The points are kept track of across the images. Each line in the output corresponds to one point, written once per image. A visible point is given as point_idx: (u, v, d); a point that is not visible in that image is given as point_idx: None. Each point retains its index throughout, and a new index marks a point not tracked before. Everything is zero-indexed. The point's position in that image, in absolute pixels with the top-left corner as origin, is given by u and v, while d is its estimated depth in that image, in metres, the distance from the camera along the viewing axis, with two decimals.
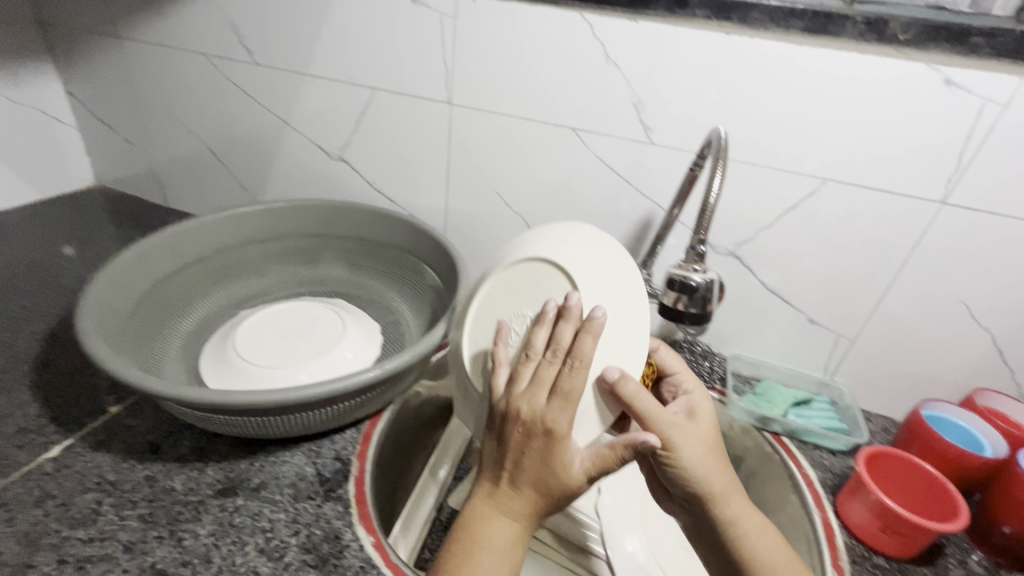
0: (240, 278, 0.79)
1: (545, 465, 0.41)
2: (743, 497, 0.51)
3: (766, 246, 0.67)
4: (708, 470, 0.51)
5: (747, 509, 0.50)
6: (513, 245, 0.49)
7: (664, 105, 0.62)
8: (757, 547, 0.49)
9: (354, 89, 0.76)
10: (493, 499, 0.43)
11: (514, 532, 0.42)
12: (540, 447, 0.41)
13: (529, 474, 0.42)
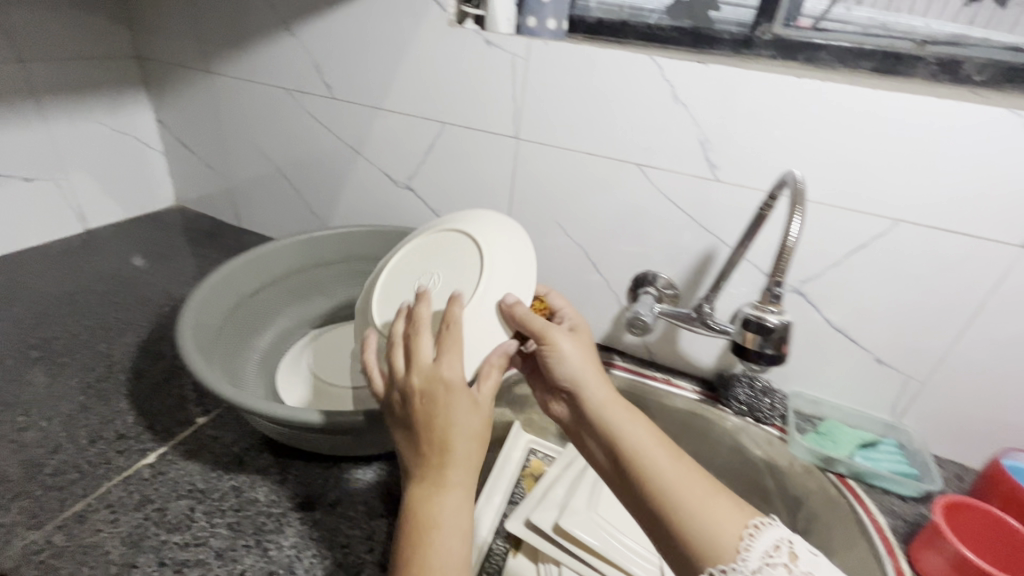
0: (312, 298, 0.83)
1: (449, 423, 0.45)
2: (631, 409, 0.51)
3: (833, 284, 0.66)
4: (596, 385, 0.52)
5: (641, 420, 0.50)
6: (433, 236, 0.60)
7: (730, 144, 0.64)
8: (657, 449, 0.47)
9: (425, 122, 0.80)
10: (423, 480, 0.44)
11: (452, 508, 0.44)
12: (426, 408, 0.45)
13: (443, 441, 0.44)
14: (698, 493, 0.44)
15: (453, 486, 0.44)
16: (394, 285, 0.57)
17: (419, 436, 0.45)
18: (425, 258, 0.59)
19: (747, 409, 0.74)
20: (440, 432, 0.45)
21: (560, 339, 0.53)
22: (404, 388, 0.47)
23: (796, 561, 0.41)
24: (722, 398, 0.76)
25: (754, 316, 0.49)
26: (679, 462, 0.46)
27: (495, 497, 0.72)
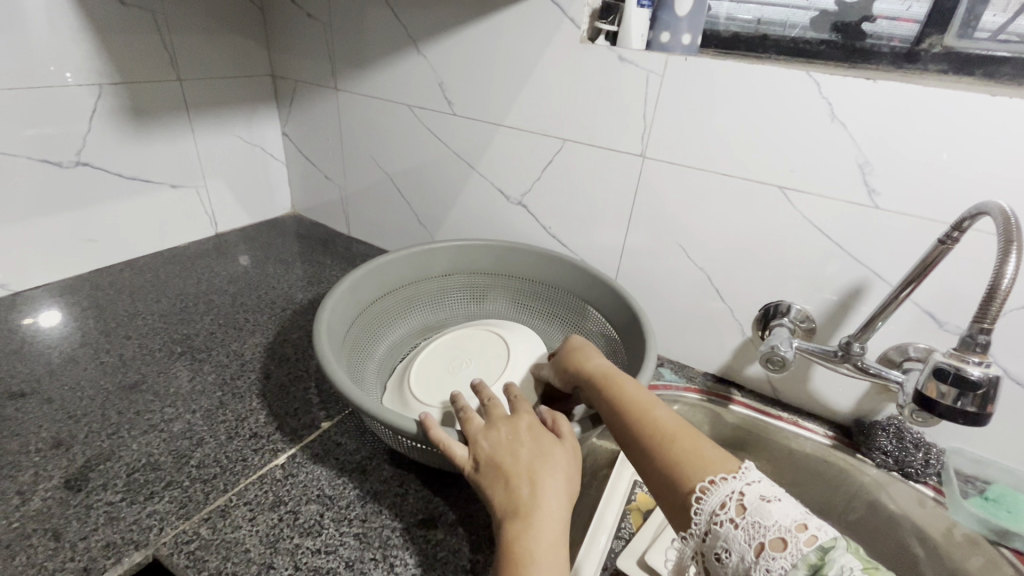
0: (422, 309, 0.86)
1: (540, 458, 0.47)
2: (623, 375, 0.54)
3: (1016, 331, 0.58)
4: (595, 365, 0.57)
5: (632, 383, 0.53)
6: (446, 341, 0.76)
7: (896, 168, 0.58)
8: (635, 407, 0.49)
9: (545, 139, 0.80)
10: (517, 511, 0.44)
11: (551, 541, 0.43)
12: (512, 444, 0.49)
13: (525, 471, 0.46)
14: (665, 440, 0.46)
15: (548, 520, 0.44)
16: (433, 372, 0.70)
17: (509, 471, 0.47)
18: (448, 350, 0.74)
19: (893, 461, 0.65)
20: (526, 462, 0.47)
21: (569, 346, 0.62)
22: (480, 435, 0.50)
23: (745, 513, 0.39)
24: (862, 447, 0.68)
25: (950, 365, 0.44)
26: (651, 414, 0.48)
27: (600, 538, 0.69)
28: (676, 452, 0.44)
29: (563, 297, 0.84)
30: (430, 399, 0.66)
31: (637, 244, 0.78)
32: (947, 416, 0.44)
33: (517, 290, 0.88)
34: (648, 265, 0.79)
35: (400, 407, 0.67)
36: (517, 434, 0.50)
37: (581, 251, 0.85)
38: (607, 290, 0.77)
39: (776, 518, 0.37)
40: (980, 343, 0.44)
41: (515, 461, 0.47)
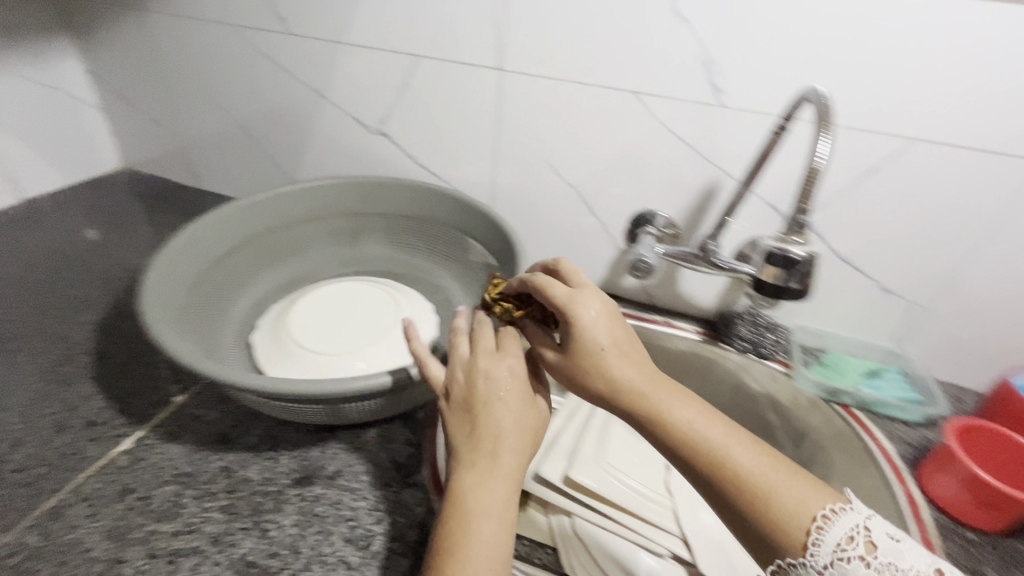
0: (286, 260, 0.78)
1: (505, 408, 0.43)
2: (675, 397, 0.42)
3: (842, 213, 0.63)
4: (624, 375, 0.43)
5: (685, 410, 0.41)
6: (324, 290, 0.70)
7: (737, 64, 0.58)
8: (705, 452, 0.39)
9: (395, 57, 0.72)
10: (465, 471, 0.41)
11: (496, 499, 0.40)
12: (484, 400, 0.43)
13: (491, 434, 0.42)
14: (750, 497, 0.38)
15: (499, 483, 0.40)
16: (306, 319, 0.65)
17: (475, 426, 0.43)
18: (336, 295, 0.69)
19: (749, 345, 0.72)
20: (495, 420, 0.43)
21: (581, 312, 0.44)
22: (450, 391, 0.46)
23: (875, 551, 0.35)
24: (724, 335, 0.74)
25: (778, 249, 0.45)
26: (739, 460, 0.39)
27: None
28: (771, 516, 0.37)
29: (439, 230, 0.80)
30: (312, 344, 0.61)
31: (507, 166, 0.76)
32: (782, 295, 0.47)
33: (391, 227, 0.83)
34: (521, 187, 0.76)
35: (275, 349, 0.62)
36: (501, 389, 0.44)
37: (453, 178, 0.80)
38: (481, 216, 0.74)
39: (913, 562, 0.34)
40: (801, 223, 0.45)
41: (483, 419, 0.43)
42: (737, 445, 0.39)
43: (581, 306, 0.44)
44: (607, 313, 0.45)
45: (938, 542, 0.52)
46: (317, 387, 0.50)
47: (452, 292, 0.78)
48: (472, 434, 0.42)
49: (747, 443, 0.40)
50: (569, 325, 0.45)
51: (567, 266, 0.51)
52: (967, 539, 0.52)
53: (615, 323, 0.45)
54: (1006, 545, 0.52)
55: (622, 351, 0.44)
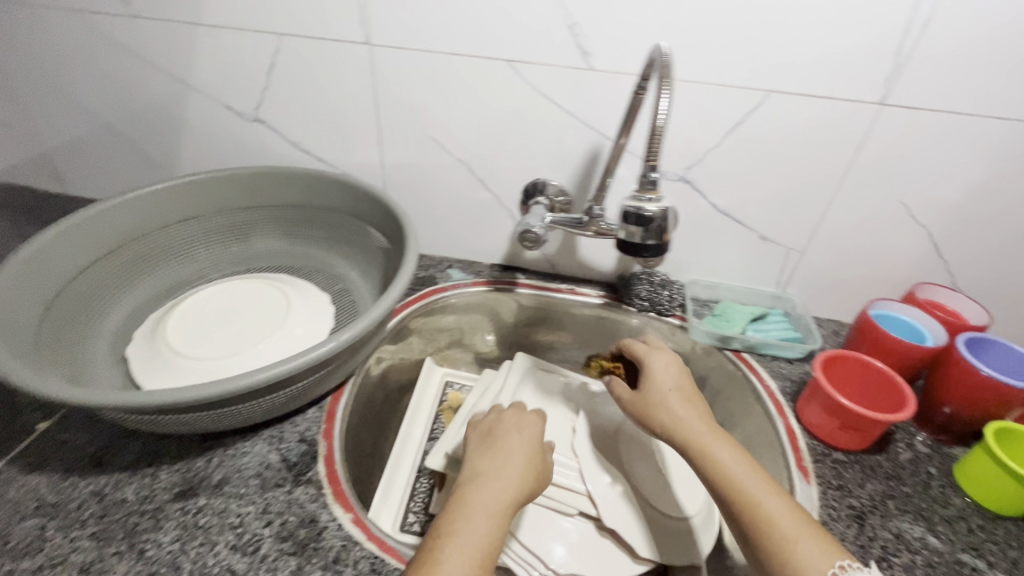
0: (166, 264, 0.73)
1: (515, 446, 0.53)
2: (719, 439, 0.49)
3: (716, 167, 0.65)
4: (671, 413, 0.53)
5: (725, 451, 0.48)
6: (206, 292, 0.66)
7: (600, 26, 0.58)
8: (726, 478, 0.46)
9: (257, 37, 0.67)
10: (489, 470, 0.49)
11: (498, 491, 0.47)
12: (518, 432, 0.55)
13: (501, 457, 0.51)
14: (752, 515, 0.44)
15: (508, 475, 0.49)
16: (185, 325, 0.61)
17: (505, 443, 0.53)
18: (218, 296, 0.66)
19: (649, 304, 0.75)
20: (522, 440, 0.54)
21: (654, 363, 0.58)
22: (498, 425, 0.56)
23: None
24: (624, 297, 0.76)
25: (632, 207, 0.46)
26: (763, 500, 0.44)
27: (413, 432, 0.73)
28: (764, 531, 0.43)
29: (332, 218, 0.77)
30: (190, 352, 0.58)
31: (394, 146, 0.73)
32: (645, 254, 0.48)
33: (282, 219, 0.79)
34: (411, 165, 0.74)
35: (151, 359, 0.58)
36: (521, 430, 0.55)
37: (341, 164, 0.77)
38: (370, 199, 0.71)
39: None
40: (651, 179, 0.47)
41: (518, 438, 0.54)
42: (758, 477, 0.46)
43: (657, 359, 0.58)
44: (678, 366, 0.58)
45: (811, 467, 0.56)
46: (170, 396, 0.47)
47: (351, 281, 0.76)
48: (502, 449, 0.52)
49: (763, 476, 0.46)
50: (662, 380, 0.56)
51: (655, 341, 0.63)
52: (836, 461, 0.57)
53: (683, 379, 0.56)
54: (869, 461, 0.57)
55: (692, 403, 0.54)
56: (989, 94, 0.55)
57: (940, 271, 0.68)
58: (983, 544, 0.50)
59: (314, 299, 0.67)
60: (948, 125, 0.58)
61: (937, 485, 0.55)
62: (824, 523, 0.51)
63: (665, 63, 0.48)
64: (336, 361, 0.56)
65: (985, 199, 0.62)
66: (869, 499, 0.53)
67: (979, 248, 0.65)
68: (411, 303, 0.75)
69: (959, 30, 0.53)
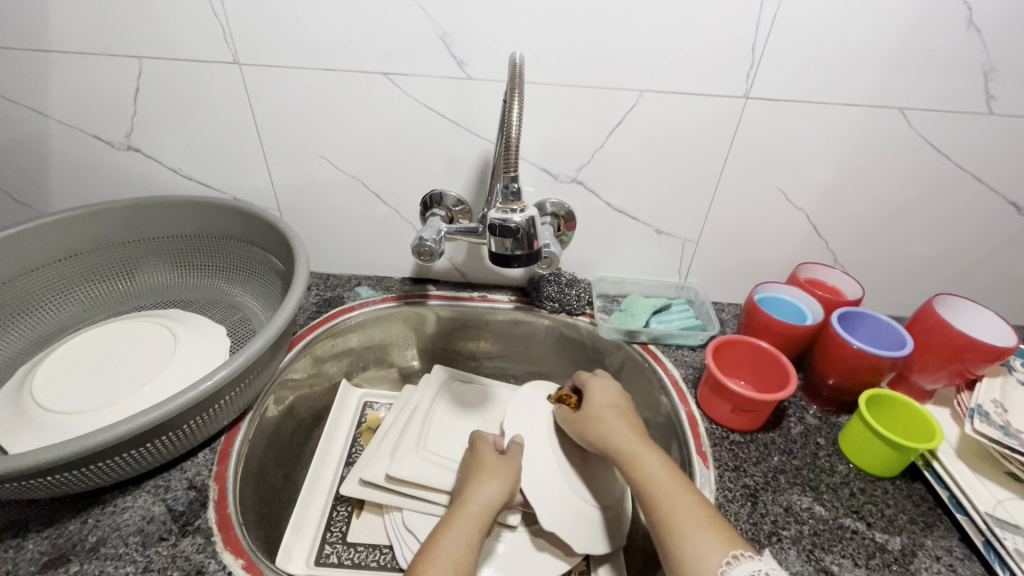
0: (39, 311, 0.68)
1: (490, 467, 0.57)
2: (647, 450, 0.53)
3: (605, 167, 0.67)
4: (609, 429, 0.57)
5: (652, 460, 0.52)
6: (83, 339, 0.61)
7: (471, 35, 0.58)
8: (648, 483, 0.50)
9: (115, 60, 0.63)
10: (466, 498, 0.53)
11: (471, 518, 0.51)
12: (494, 462, 0.58)
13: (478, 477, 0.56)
14: (666, 515, 0.47)
15: (478, 500, 0.53)
16: (56, 378, 0.57)
17: (482, 469, 0.57)
18: (97, 341, 0.61)
19: (558, 305, 0.75)
20: (495, 465, 0.58)
21: (597, 387, 0.62)
22: (478, 455, 0.59)
23: None
24: (535, 300, 0.76)
25: (497, 219, 0.48)
26: (679, 498, 0.48)
27: (331, 451, 0.71)
28: (673, 524, 0.46)
29: (226, 245, 0.74)
30: (60, 406, 0.54)
31: (283, 167, 0.71)
32: (516, 264, 0.50)
33: (170, 250, 0.75)
34: (304, 184, 0.72)
35: (14, 419, 0.54)
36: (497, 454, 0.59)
37: (231, 187, 0.74)
38: (260, 223, 0.69)
39: None
40: (512, 190, 0.48)
41: (496, 463, 0.58)
42: (676, 480, 0.50)
43: (598, 383, 0.63)
44: (619, 390, 0.62)
45: (710, 452, 0.58)
46: (15, 460, 0.42)
47: (252, 309, 0.73)
48: (482, 475, 0.56)
49: (679, 479, 0.50)
50: (601, 401, 0.60)
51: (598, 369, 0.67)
52: (733, 443, 0.59)
53: (623, 401, 0.60)
54: (763, 438, 0.60)
55: (628, 419, 0.58)
56: (841, 83, 0.58)
57: (821, 249, 0.72)
58: (863, 507, 0.53)
59: (205, 334, 0.64)
60: (809, 113, 0.61)
61: (824, 454, 0.58)
62: (719, 505, 0.53)
63: (516, 71, 0.48)
64: (222, 400, 0.53)
65: (850, 180, 0.66)
66: (763, 476, 0.56)
67: (850, 225, 0.70)
68: (316, 327, 0.73)
69: (807, 22, 0.55)
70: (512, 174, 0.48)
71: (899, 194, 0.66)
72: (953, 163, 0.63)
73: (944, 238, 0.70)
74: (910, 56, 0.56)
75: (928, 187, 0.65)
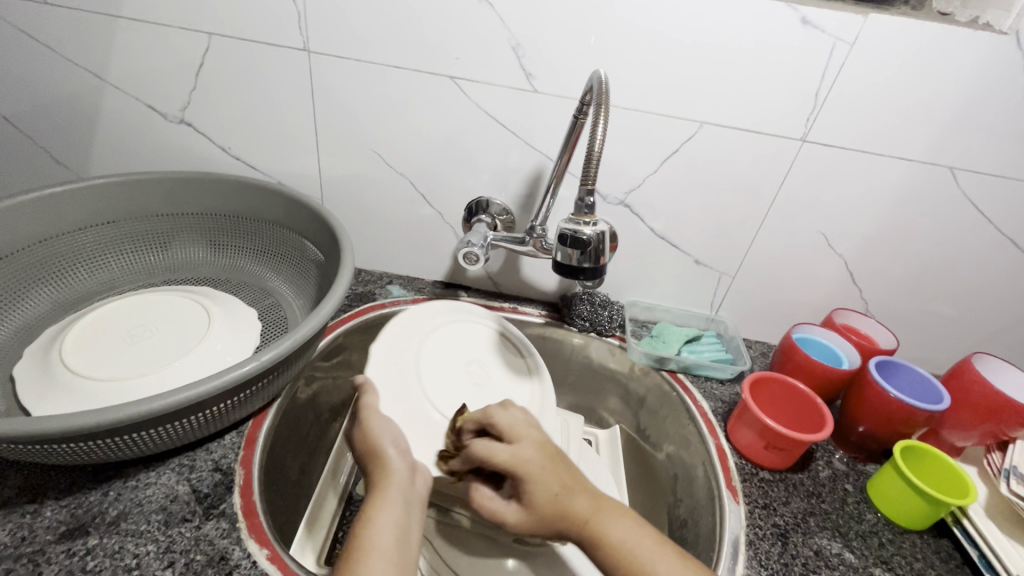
0: (68, 275, 0.67)
1: (387, 478, 0.45)
2: (608, 513, 0.42)
3: (654, 194, 0.67)
4: (550, 505, 0.42)
5: (617, 526, 0.42)
6: (117, 308, 0.61)
7: (543, 50, 0.59)
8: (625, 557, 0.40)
9: (184, 34, 0.63)
10: (371, 502, 0.44)
11: (396, 504, 0.43)
12: (393, 438, 0.49)
13: (368, 507, 0.43)
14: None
15: (398, 490, 0.45)
16: (87, 343, 0.56)
17: (382, 453, 0.48)
18: (131, 310, 0.61)
19: (589, 324, 0.74)
20: (389, 440, 0.49)
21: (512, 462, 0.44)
22: (362, 430, 0.50)
23: None
24: (566, 318, 0.76)
25: (569, 229, 0.51)
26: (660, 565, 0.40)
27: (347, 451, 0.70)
28: None
29: (264, 229, 0.73)
30: (90, 370, 0.52)
31: (334, 157, 0.71)
32: (580, 276, 0.53)
33: (206, 227, 0.74)
34: (352, 175, 0.72)
35: (42, 380, 0.52)
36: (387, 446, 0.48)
37: (276, 172, 0.74)
38: (305, 210, 0.68)
39: None
40: (587, 204, 0.52)
41: (390, 439, 0.49)
42: (649, 543, 0.41)
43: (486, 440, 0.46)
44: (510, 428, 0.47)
45: (739, 486, 0.58)
46: (49, 422, 0.41)
47: (284, 296, 0.72)
48: (381, 460, 0.47)
49: (653, 539, 0.42)
50: (536, 466, 0.44)
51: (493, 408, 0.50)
52: (762, 479, 0.59)
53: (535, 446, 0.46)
54: (792, 479, 0.59)
55: (562, 478, 0.44)
56: (897, 136, 0.60)
57: (855, 297, 0.73)
58: (892, 558, 0.53)
59: (239, 315, 0.64)
60: (861, 162, 0.62)
61: (852, 501, 0.58)
62: (749, 543, 0.52)
63: (602, 88, 0.51)
64: (259, 383, 0.52)
65: (893, 231, 0.67)
66: (793, 517, 0.55)
67: (886, 277, 0.71)
68: (347, 321, 0.72)
69: (873, 75, 0.57)
70: (590, 188, 0.51)
71: (939, 252, 0.67)
72: (995, 227, 0.64)
73: (975, 300, 0.71)
74: (968, 120, 0.58)
75: (968, 248, 0.67)
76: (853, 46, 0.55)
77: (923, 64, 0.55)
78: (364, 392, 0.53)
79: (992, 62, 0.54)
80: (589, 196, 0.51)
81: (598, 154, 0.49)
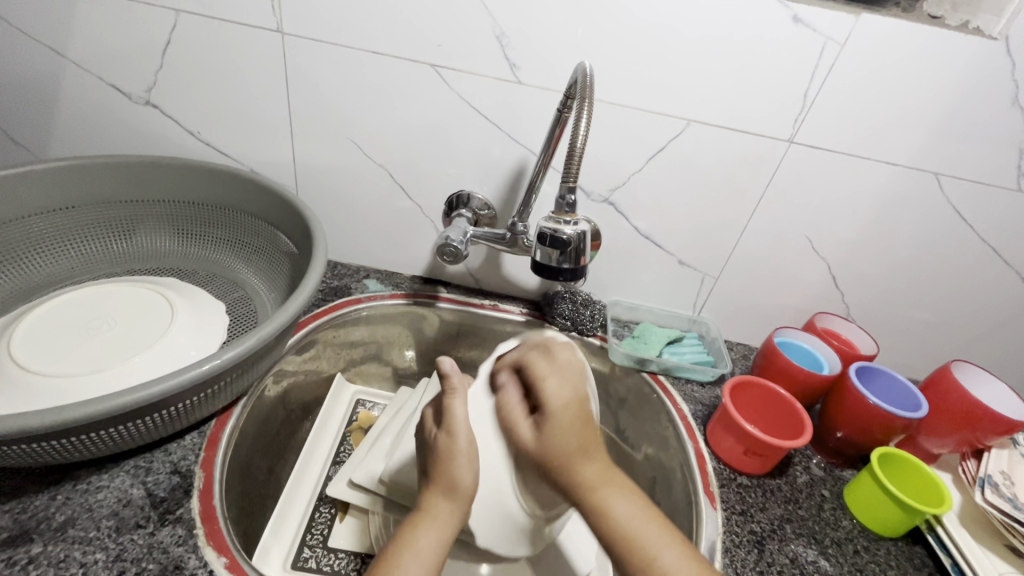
0: (24, 262, 0.63)
1: (438, 504, 0.42)
2: (612, 485, 0.41)
3: (639, 192, 0.66)
4: (563, 457, 0.41)
5: (621, 501, 0.41)
6: (72, 300, 0.57)
7: (529, 40, 0.57)
8: (621, 533, 0.40)
9: (149, 10, 0.60)
10: (421, 513, 0.42)
11: (438, 538, 0.41)
12: (472, 453, 0.43)
13: (414, 523, 0.41)
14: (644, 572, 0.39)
15: (445, 512, 0.42)
16: (39, 337, 0.53)
17: (454, 474, 0.43)
18: (87, 301, 0.58)
19: (570, 323, 0.73)
20: (469, 467, 0.43)
21: (546, 401, 0.42)
22: (445, 441, 0.44)
23: None
24: (547, 316, 0.74)
25: (548, 228, 0.50)
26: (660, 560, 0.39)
27: (319, 448, 0.68)
28: None
29: (235, 218, 0.70)
30: (39, 366, 0.49)
31: (311, 144, 0.68)
32: (560, 276, 0.52)
33: (173, 215, 0.70)
34: (330, 165, 0.69)
35: None
36: (461, 469, 0.43)
37: (249, 159, 0.71)
38: (278, 200, 0.65)
39: None
40: (568, 202, 0.51)
41: (469, 466, 0.43)
42: (652, 523, 0.41)
43: (544, 377, 0.43)
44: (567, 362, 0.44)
45: (716, 492, 0.57)
46: None
47: (255, 289, 0.69)
48: (450, 484, 0.42)
49: (651, 515, 0.41)
50: (559, 415, 0.42)
51: (559, 343, 0.47)
52: (740, 485, 0.58)
53: (578, 397, 0.43)
54: (770, 485, 0.59)
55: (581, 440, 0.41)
56: (885, 140, 0.59)
57: (838, 301, 0.73)
58: (867, 566, 0.53)
59: (205, 309, 0.61)
60: (846, 166, 0.61)
61: (829, 507, 0.58)
62: (726, 550, 0.52)
63: (587, 81, 0.49)
64: (222, 382, 0.49)
65: (875, 237, 0.66)
66: (769, 524, 0.55)
67: (867, 282, 0.70)
68: (321, 315, 0.70)
69: (862, 78, 0.56)
70: (572, 185, 0.49)
71: (921, 258, 0.67)
72: (978, 236, 0.64)
73: (954, 307, 0.71)
74: (953, 125, 0.57)
75: (949, 255, 0.66)
76: (843, 46, 0.54)
77: (913, 67, 0.54)
78: (450, 391, 0.45)
79: (979, 68, 0.54)
80: (571, 193, 0.50)
81: (581, 150, 0.48)
